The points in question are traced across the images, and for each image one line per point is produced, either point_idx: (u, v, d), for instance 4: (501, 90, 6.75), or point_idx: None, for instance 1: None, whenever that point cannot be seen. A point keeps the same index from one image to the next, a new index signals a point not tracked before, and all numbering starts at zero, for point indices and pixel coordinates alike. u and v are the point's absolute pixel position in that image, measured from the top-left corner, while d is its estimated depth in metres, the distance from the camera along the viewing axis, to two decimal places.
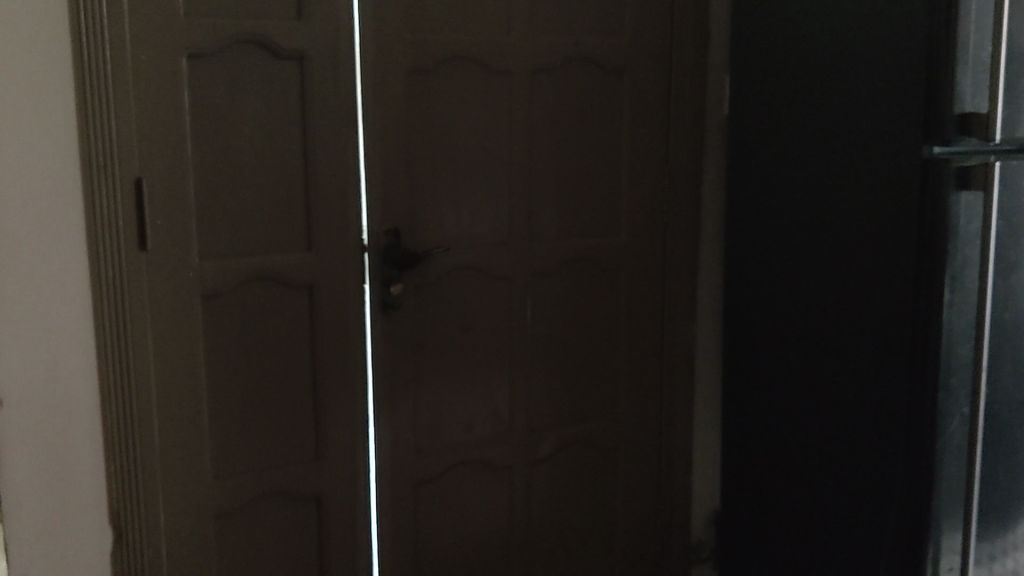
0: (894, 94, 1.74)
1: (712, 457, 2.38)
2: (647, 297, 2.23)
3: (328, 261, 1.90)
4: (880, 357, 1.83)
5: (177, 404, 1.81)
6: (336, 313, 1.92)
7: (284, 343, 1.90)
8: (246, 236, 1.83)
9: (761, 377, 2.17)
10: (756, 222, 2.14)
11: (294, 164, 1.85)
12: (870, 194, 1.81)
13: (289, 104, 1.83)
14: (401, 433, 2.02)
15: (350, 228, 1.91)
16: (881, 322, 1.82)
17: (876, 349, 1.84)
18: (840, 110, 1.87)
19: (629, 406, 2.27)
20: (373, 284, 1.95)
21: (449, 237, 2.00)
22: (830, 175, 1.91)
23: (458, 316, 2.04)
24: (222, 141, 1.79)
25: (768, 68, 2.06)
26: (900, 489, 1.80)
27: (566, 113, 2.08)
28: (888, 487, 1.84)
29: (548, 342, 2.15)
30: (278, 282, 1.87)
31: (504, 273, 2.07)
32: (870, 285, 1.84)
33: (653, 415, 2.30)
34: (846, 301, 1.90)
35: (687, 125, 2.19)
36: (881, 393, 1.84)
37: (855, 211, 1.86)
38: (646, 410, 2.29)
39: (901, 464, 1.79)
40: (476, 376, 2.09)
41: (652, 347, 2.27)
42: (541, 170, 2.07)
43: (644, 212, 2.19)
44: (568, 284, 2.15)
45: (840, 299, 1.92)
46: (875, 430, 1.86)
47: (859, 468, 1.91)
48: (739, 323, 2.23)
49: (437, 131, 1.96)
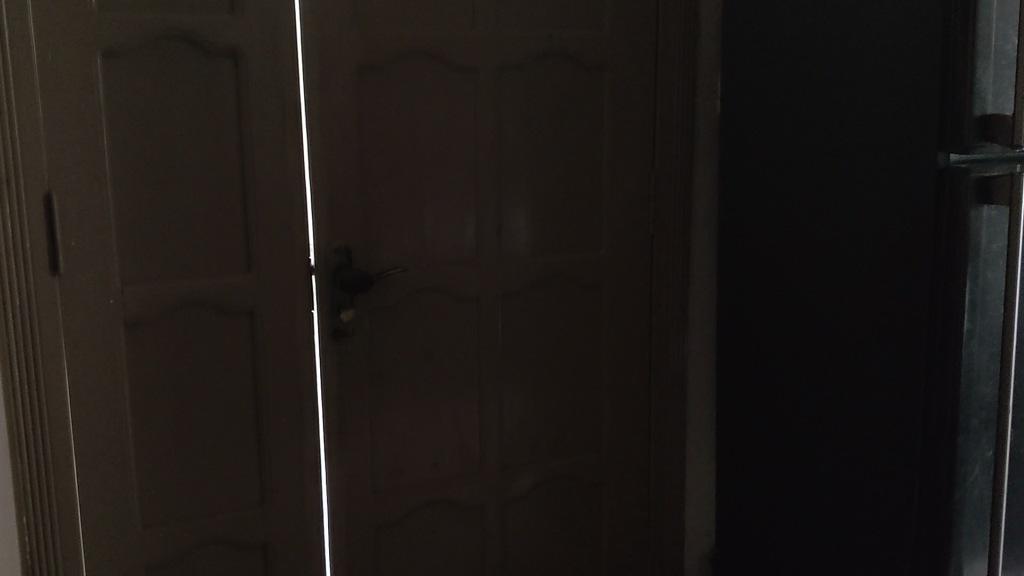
0: (904, 94, 1.54)
1: (707, 488, 2.17)
2: (633, 317, 2.02)
3: (270, 283, 1.69)
4: (888, 390, 1.63)
5: (99, 446, 1.62)
6: (280, 342, 1.72)
7: (223, 377, 1.70)
8: (178, 258, 1.63)
9: (754, 405, 1.98)
10: (755, 237, 1.92)
11: (230, 178, 1.65)
12: (882, 208, 1.60)
13: (223, 110, 1.62)
14: (357, 474, 1.83)
15: (295, 248, 1.70)
16: (897, 351, 1.60)
17: (886, 381, 1.63)
18: (846, 113, 1.66)
19: (615, 438, 2.06)
20: (321, 309, 1.75)
21: (408, 255, 1.80)
22: (836, 186, 1.69)
23: (420, 343, 1.84)
24: (145, 153, 1.58)
25: (766, 64, 1.85)
26: (912, 534, 1.62)
27: (538, 116, 1.87)
28: (898, 532, 1.65)
29: (524, 369, 1.95)
30: (215, 308, 1.67)
31: (470, 294, 1.86)
32: (880, 310, 1.63)
33: (641, 446, 2.09)
34: (853, 326, 1.69)
35: (676, 128, 1.98)
36: (895, 432, 1.63)
37: (861, 226, 1.65)
38: (634, 442, 2.08)
39: (915, 506, 1.61)
40: (441, 408, 1.89)
41: (639, 372, 2.06)
42: (511, 180, 1.87)
43: (629, 225, 1.98)
44: (544, 305, 1.94)
45: (845, 324, 1.71)
46: (884, 470, 1.66)
47: (867, 510, 1.71)
48: (735, 347, 2.02)
49: (393, 138, 1.76)
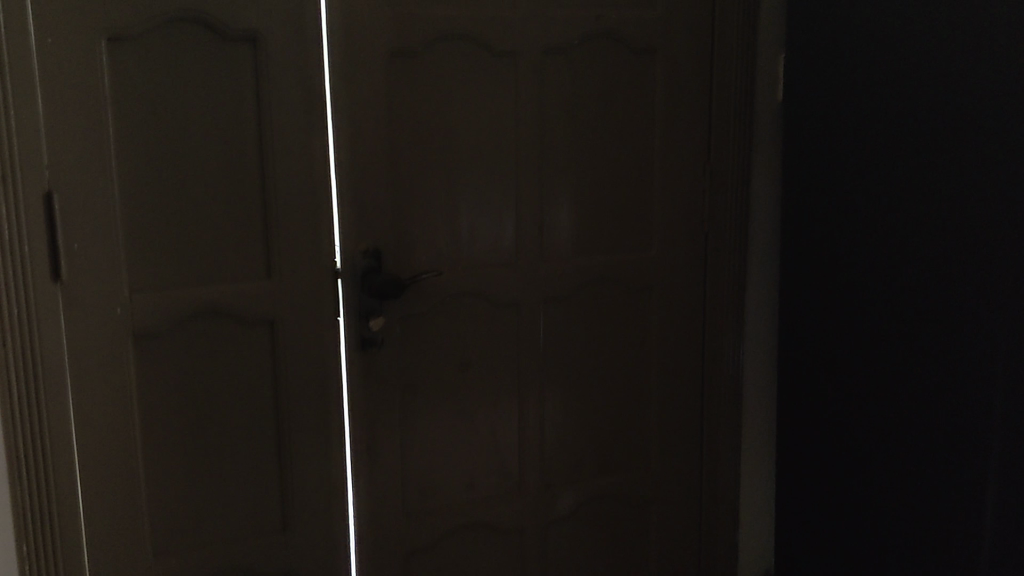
0: (1017, 80, 1.38)
1: (764, 500, 2.02)
2: (685, 323, 1.87)
3: (296, 290, 1.54)
4: (992, 405, 1.48)
5: (106, 471, 1.47)
6: (305, 354, 1.57)
7: (243, 392, 1.55)
8: (194, 263, 1.48)
9: (820, 418, 1.83)
10: (824, 237, 1.76)
11: (251, 174, 1.49)
12: (987, 207, 1.45)
13: (242, 99, 1.47)
14: (387, 494, 1.68)
15: (322, 251, 1.55)
16: (1012, 369, 1.45)
17: (996, 399, 1.47)
18: (944, 103, 1.50)
19: (667, 453, 1.91)
20: (347, 318, 1.60)
21: (443, 258, 1.65)
22: (932, 182, 1.53)
23: (457, 353, 1.69)
24: (154, 146, 1.43)
25: (842, 46, 1.68)
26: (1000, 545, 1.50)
27: (585, 104, 1.72)
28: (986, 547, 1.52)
29: (568, 378, 1.80)
30: (234, 318, 1.52)
31: (510, 299, 1.71)
32: (985, 318, 1.48)
33: (693, 459, 1.94)
34: (947, 336, 1.54)
35: (733, 116, 1.82)
36: (997, 450, 1.48)
37: (959, 224, 1.50)
38: (685, 456, 1.93)
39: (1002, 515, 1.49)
40: (480, 423, 1.74)
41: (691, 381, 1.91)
42: (556, 174, 1.72)
43: (682, 222, 1.83)
44: (591, 309, 1.79)
45: (938, 333, 1.56)
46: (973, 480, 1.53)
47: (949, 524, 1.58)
48: (798, 354, 1.86)
49: (428, 129, 1.60)
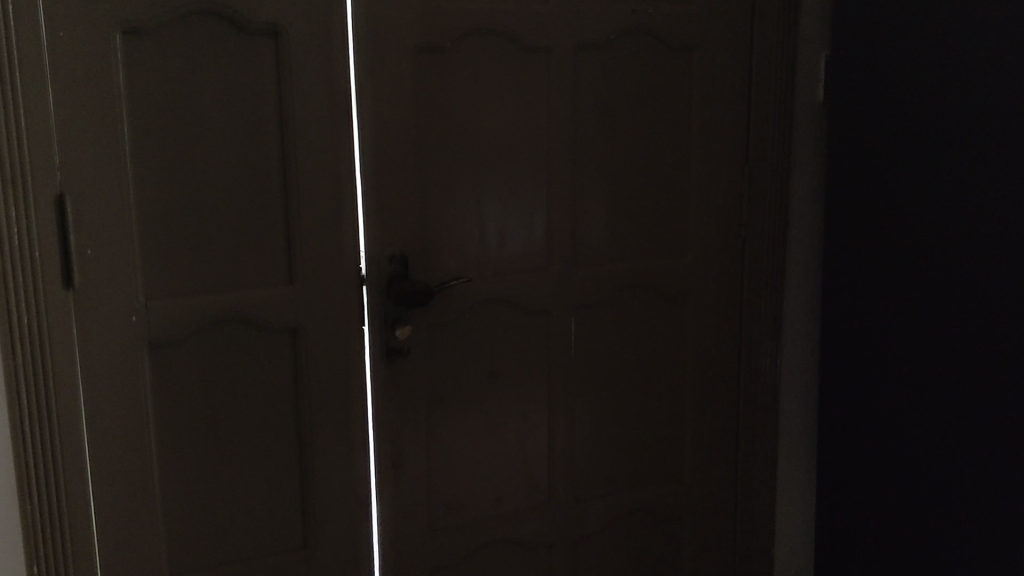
0: None
1: (803, 513, 1.95)
2: (719, 330, 1.80)
3: (319, 297, 1.47)
4: None
5: (120, 487, 1.40)
6: (328, 363, 1.50)
7: (263, 404, 1.48)
8: (212, 268, 1.40)
9: (862, 431, 1.75)
10: (869, 242, 1.69)
11: (272, 176, 1.42)
12: None
13: (263, 96, 1.40)
14: (412, 510, 1.61)
15: (346, 256, 1.48)
16: None
17: None
18: (1005, 102, 1.43)
19: (700, 465, 1.85)
20: (372, 326, 1.53)
21: (472, 263, 1.58)
22: (992, 186, 1.46)
23: (485, 362, 1.62)
24: (171, 146, 1.35)
25: (890, 42, 1.61)
26: None
27: (620, 102, 1.64)
28: None
29: (599, 387, 1.72)
30: (254, 327, 1.45)
31: (541, 306, 1.64)
32: None
33: (728, 470, 1.88)
34: (1006, 346, 1.47)
35: (771, 116, 1.75)
36: None
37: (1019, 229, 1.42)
38: (719, 468, 1.87)
39: None
40: (509, 436, 1.67)
41: (725, 391, 1.84)
42: (589, 176, 1.64)
43: (718, 226, 1.76)
44: (624, 316, 1.72)
45: (996, 344, 1.48)
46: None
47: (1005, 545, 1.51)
48: (839, 363, 1.79)
49: (457, 128, 1.53)
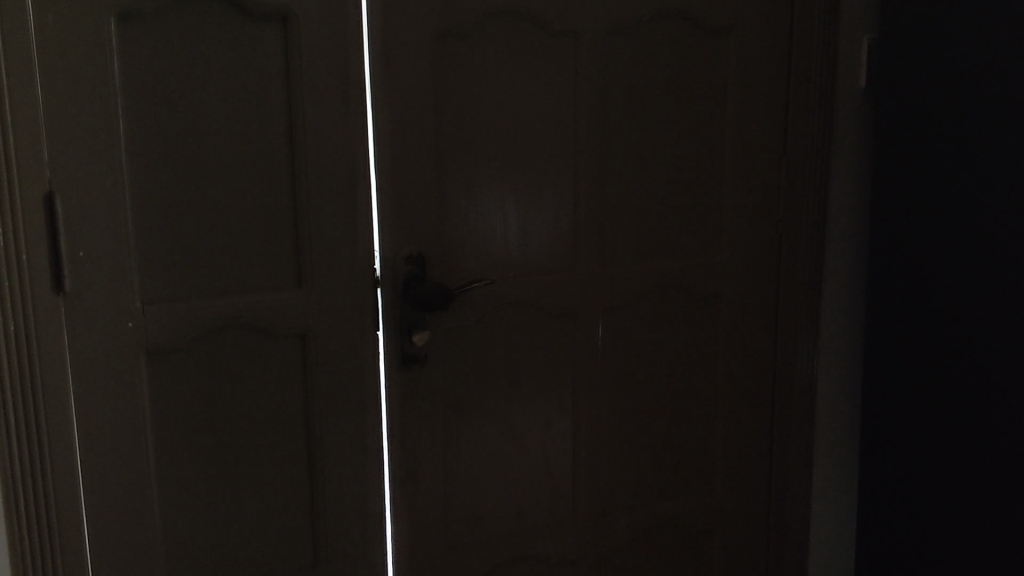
0: None
1: (843, 525, 1.85)
2: (752, 333, 1.71)
3: (330, 301, 1.36)
4: None
5: (117, 510, 1.29)
6: (340, 373, 1.40)
7: (270, 417, 1.38)
8: (215, 271, 1.30)
9: (903, 442, 1.65)
10: (914, 241, 1.58)
11: (280, 171, 1.31)
12: None
13: (270, 84, 1.29)
14: (429, 527, 1.51)
15: (359, 257, 1.38)
16: None
17: None
18: None
19: (730, 473, 1.75)
20: (387, 332, 1.42)
21: (493, 264, 1.47)
22: None
23: (506, 370, 1.52)
24: (170, 138, 1.25)
25: (943, 26, 1.49)
26: None
27: (651, 90, 1.54)
28: None
29: (627, 394, 1.63)
30: (261, 334, 1.34)
31: (567, 309, 1.54)
32: None
33: (761, 478, 1.79)
34: None
35: (810, 105, 1.65)
36: None
37: None
38: (752, 475, 1.78)
39: None
40: (530, 447, 1.57)
41: (757, 396, 1.74)
42: (618, 169, 1.54)
43: (753, 222, 1.66)
44: (654, 318, 1.62)
45: None
46: None
47: None
48: (880, 369, 1.69)
49: (478, 119, 1.42)
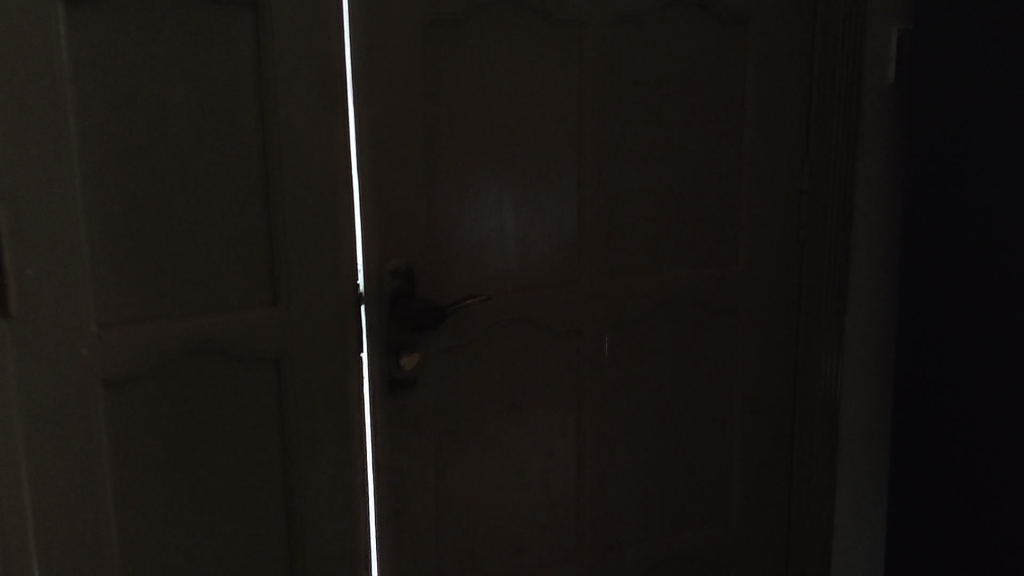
0: None
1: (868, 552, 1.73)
2: (771, 346, 1.59)
3: (308, 321, 1.23)
4: None
5: (70, 554, 1.16)
6: (319, 399, 1.26)
7: (242, 449, 1.25)
8: (178, 287, 1.16)
9: (935, 467, 1.52)
10: (948, 250, 1.44)
11: (253, 176, 1.18)
12: None
13: (241, 78, 1.15)
14: (420, 566, 1.38)
15: (340, 271, 1.24)
16: None
17: None
18: None
19: (746, 497, 1.64)
20: (373, 353, 1.29)
21: (489, 277, 1.34)
22: None
23: (504, 393, 1.39)
24: (129, 139, 1.11)
25: (982, 13, 1.35)
26: None
27: (662, 86, 1.41)
28: None
29: (637, 415, 1.50)
30: (231, 358, 1.21)
31: (570, 325, 1.41)
32: None
33: (784, 501, 1.68)
34: None
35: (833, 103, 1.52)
36: None
37: None
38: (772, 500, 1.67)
39: None
40: (530, 475, 1.44)
41: (775, 414, 1.63)
42: (626, 172, 1.41)
43: (771, 228, 1.54)
44: (665, 335, 1.50)
45: None
46: None
47: None
48: (909, 388, 1.55)
49: (472, 117, 1.29)
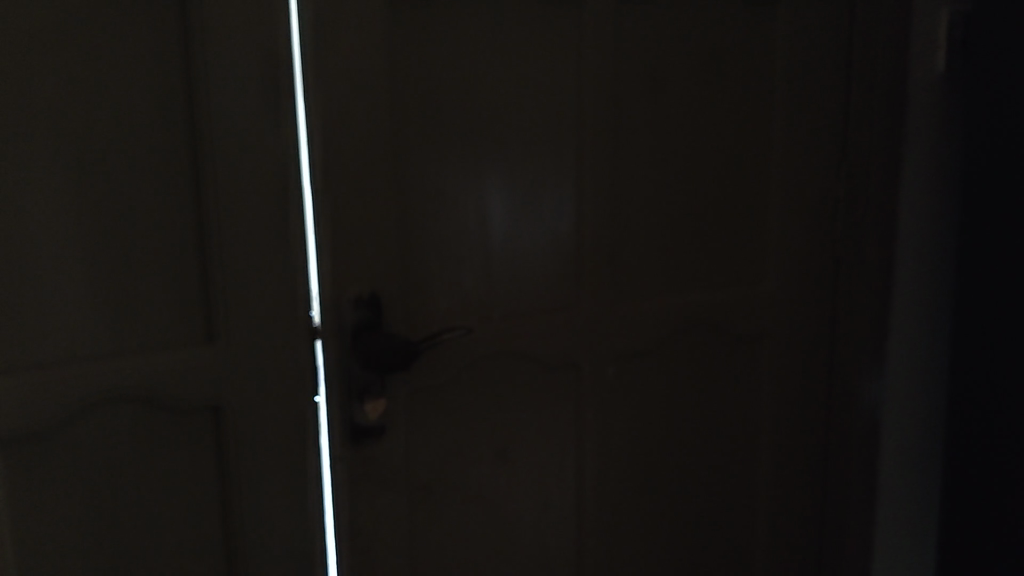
0: None
1: None
2: (793, 368, 1.41)
3: (252, 361, 1.01)
4: None
5: None
6: (266, 454, 1.05)
7: (175, 519, 1.02)
8: (88, 324, 0.93)
9: (991, 519, 1.30)
10: (1010, 266, 1.22)
11: (179, 187, 0.96)
12: None
13: (163, 66, 0.93)
14: None
15: (291, 303, 1.03)
16: None
17: None
18: None
19: (767, 534, 1.47)
20: (331, 397, 1.08)
21: (471, 303, 1.14)
22: None
23: (491, 436, 1.19)
24: (28, 135, 0.87)
25: None
26: None
27: (676, 76, 1.23)
28: None
29: (650, 449, 1.32)
30: (158, 409, 0.98)
31: (569, 355, 1.21)
32: None
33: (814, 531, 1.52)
34: None
35: (862, 96, 1.35)
36: None
37: None
38: (802, 531, 1.50)
39: None
40: (522, 529, 1.24)
41: (798, 441, 1.46)
42: (627, 177, 1.21)
43: (795, 236, 1.37)
44: (683, 359, 1.32)
45: None
46: None
47: None
48: (961, 424, 1.34)
49: (448, 115, 1.08)
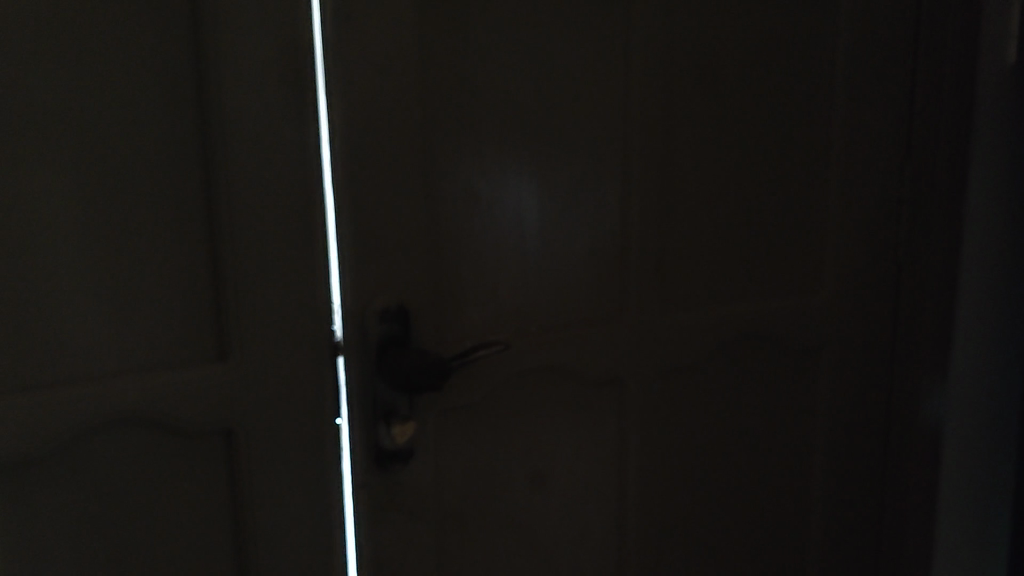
0: None
1: None
2: (847, 381, 1.32)
3: (268, 380, 0.92)
4: None
5: None
6: (283, 481, 0.95)
7: (184, 558, 0.93)
8: (90, 340, 0.84)
9: None
10: None
11: (191, 187, 0.86)
12: None
13: (173, 52, 0.83)
14: None
15: (312, 316, 0.93)
16: None
17: None
18: None
19: (817, 557, 1.37)
20: (354, 418, 0.99)
21: (508, 313, 1.04)
22: None
23: (528, 457, 1.09)
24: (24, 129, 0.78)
25: None
26: None
27: (730, 68, 1.13)
28: None
29: (695, 469, 1.22)
30: (164, 432, 0.88)
31: (612, 369, 1.11)
32: None
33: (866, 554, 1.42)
34: None
35: (926, 89, 1.26)
36: None
37: None
38: (853, 554, 1.40)
39: None
40: (557, 559, 1.14)
41: (850, 459, 1.36)
42: (675, 177, 1.11)
43: (851, 240, 1.27)
44: (731, 371, 1.22)
45: None
46: None
47: None
48: None
49: (485, 110, 0.98)
